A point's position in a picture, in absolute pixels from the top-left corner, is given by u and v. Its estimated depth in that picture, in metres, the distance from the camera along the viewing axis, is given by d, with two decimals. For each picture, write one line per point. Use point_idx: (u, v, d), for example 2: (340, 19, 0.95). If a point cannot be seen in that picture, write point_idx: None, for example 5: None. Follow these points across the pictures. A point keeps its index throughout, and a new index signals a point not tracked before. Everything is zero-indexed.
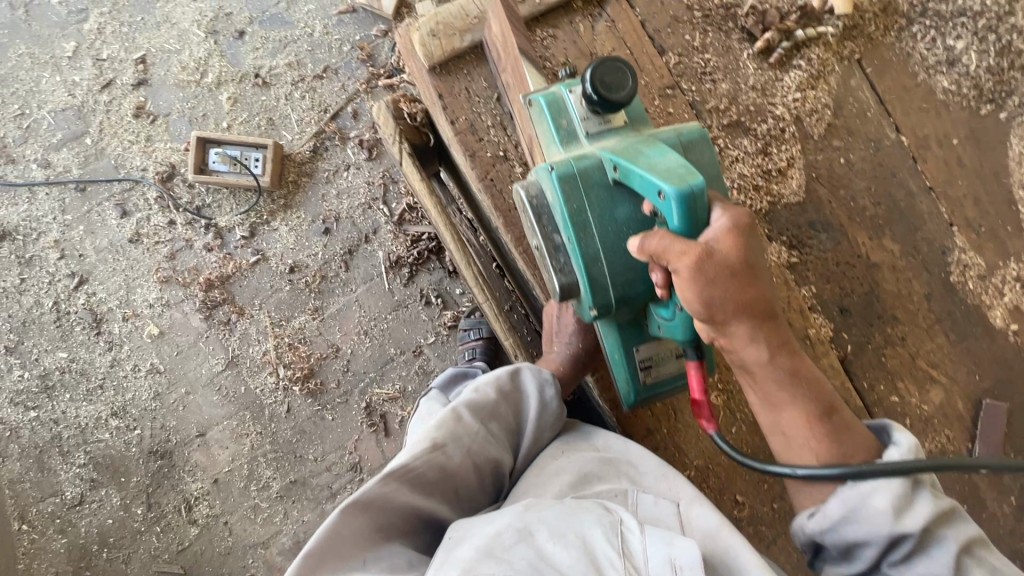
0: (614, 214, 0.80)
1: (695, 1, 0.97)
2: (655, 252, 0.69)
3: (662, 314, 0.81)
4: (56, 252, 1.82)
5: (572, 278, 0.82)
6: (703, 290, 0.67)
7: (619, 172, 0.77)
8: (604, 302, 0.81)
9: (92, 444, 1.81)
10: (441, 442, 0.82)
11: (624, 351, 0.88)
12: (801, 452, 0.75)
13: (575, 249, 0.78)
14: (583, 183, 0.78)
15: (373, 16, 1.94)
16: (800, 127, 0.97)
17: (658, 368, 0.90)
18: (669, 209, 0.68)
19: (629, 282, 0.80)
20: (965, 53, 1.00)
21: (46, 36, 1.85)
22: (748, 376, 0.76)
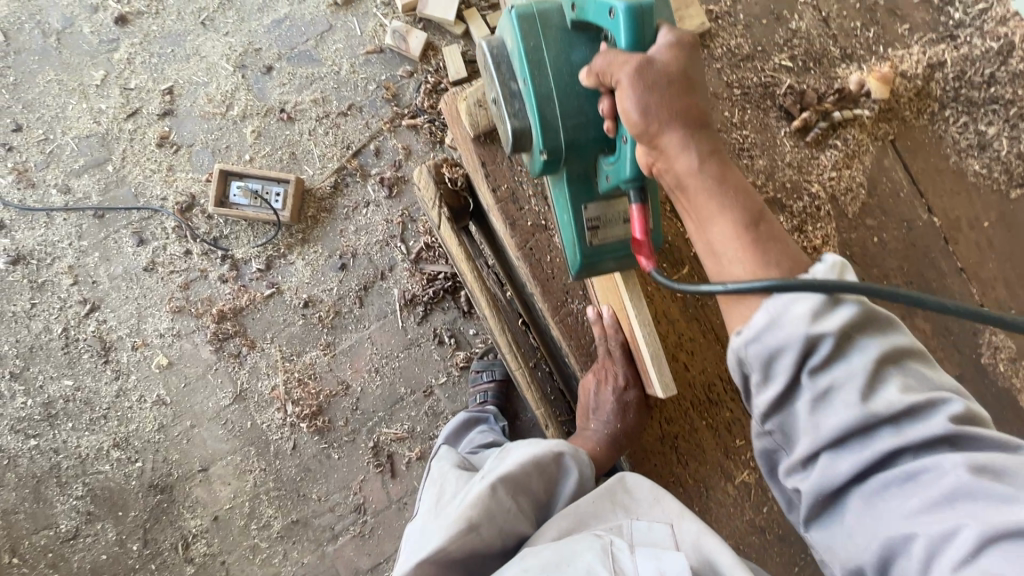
0: (569, 56, 0.80)
1: (735, 78, 0.99)
2: (602, 71, 0.70)
3: (611, 157, 0.79)
4: (70, 278, 1.81)
5: (526, 122, 0.82)
6: (644, 92, 0.66)
7: (576, 11, 0.78)
8: (554, 144, 0.79)
9: (91, 475, 1.76)
10: (476, 523, 0.79)
11: (572, 209, 0.85)
12: (730, 270, 0.68)
13: (528, 86, 0.78)
14: (542, 25, 0.80)
15: (400, 57, 1.96)
16: (835, 206, 0.98)
17: (605, 229, 0.85)
18: (617, 23, 0.70)
19: (580, 128, 0.79)
20: (997, 139, 1.02)
21: (76, 64, 1.87)
22: (681, 193, 0.70)
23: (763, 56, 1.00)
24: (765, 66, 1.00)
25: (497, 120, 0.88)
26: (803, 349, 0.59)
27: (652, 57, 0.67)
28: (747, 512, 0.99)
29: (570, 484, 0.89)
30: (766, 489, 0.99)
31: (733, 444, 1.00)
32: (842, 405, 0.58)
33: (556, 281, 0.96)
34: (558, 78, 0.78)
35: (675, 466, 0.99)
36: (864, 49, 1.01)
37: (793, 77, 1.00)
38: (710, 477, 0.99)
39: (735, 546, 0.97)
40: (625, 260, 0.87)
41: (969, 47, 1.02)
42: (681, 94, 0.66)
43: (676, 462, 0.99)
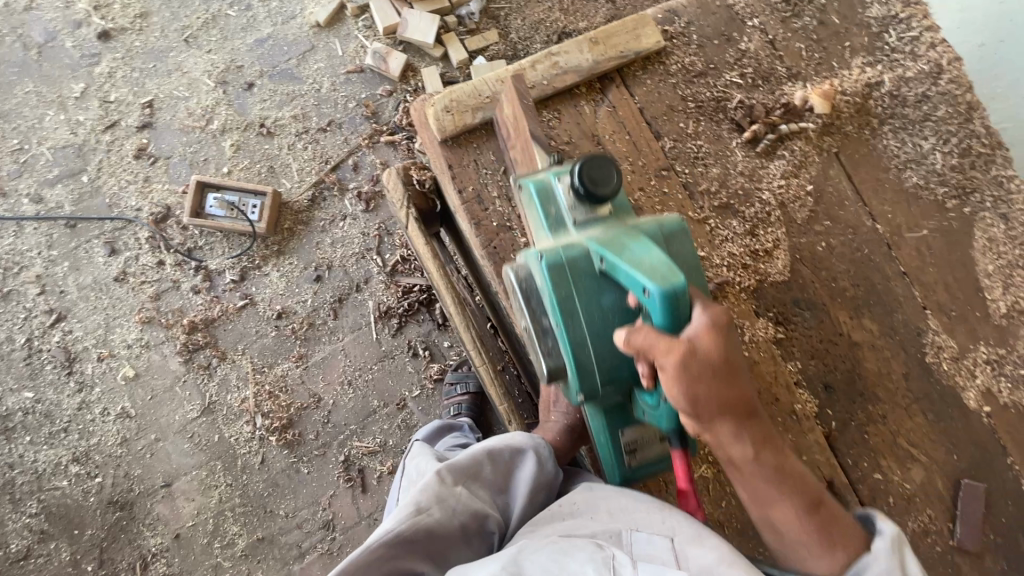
0: (600, 301, 0.80)
1: (689, 93, 1.05)
2: (642, 348, 0.70)
3: (647, 401, 0.82)
4: (37, 288, 1.78)
5: (560, 361, 0.83)
6: (688, 385, 0.67)
7: (605, 264, 0.77)
8: (591, 387, 0.82)
9: (47, 492, 1.70)
10: (425, 505, 0.81)
11: (610, 437, 0.90)
12: (792, 547, 0.71)
13: (562, 334, 0.79)
14: (570, 271, 0.79)
15: (380, 77, 2.02)
16: (786, 212, 1.04)
17: (642, 453, 0.91)
18: (652, 306, 0.69)
19: (615, 365, 0.81)
20: (932, 152, 1.09)
21: (55, 77, 1.89)
22: (733, 471, 0.74)
23: (715, 74, 1.07)
24: (717, 83, 1.06)
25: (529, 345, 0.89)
26: None
27: (694, 344, 0.67)
28: (707, 510, 1.00)
29: (527, 468, 0.90)
30: (726, 487, 1.01)
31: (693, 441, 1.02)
32: None
33: None
34: (591, 327, 0.79)
35: None
36: (809, 69, 1.09)
37: (743, 93, 1.06)
38: (672, 476, 1.01)
39: None
40: (661, 467, 0.93)
41: (903, 69, 1.10)
42: (723, 384, 0.67)
43: None
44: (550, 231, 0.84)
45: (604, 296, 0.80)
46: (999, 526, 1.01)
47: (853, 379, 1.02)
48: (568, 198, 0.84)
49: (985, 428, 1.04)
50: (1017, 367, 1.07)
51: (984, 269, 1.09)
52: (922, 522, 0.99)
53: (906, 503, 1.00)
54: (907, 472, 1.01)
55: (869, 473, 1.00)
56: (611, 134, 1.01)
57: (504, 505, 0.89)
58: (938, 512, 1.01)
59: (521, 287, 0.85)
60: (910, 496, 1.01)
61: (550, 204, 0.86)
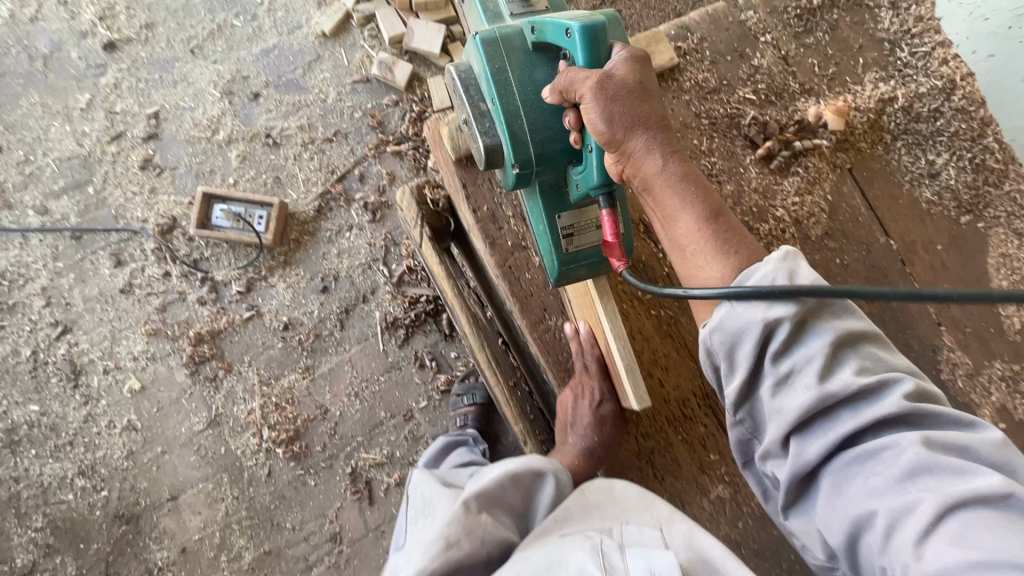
0: (534, 76, 0.87)
1: (703, 110, 1.05)
2: (566, 89, 0.78)
3: (578, 169, 0.85)
4: (42, 300, 1.77)
5: (497, 140, 0.87)
6: (609, 102, 0.74)
7: (536, 33, 0.85)
8: (525, 156, 0.84)
9: (53, 506, 1.69)
10: (454, 539, 0.79)
11: (546, 219, 0.90)
12: (695, 267, 0.75)
13: (496, 104, 0.84)
14: (504, 46, 0.87)
15: (386, 87, 2.02)
16: (800, 229, 1.04)
17: (579, 236, 0.90)
18: (574, 45, 0.78)
19: (550, 138, 0.85)
20: (946, 168, 1.09)
21: (61, 88, 1.89)
22: (646, 193, 0.78)
23: (728, 90, 1.06)
24: (730, 99, 1.06)
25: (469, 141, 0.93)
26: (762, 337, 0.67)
27: (610, 73, 0.75)
28: (722, 528, 0.99)
29: (547, 492, 0.89)
30: (741, 504, 1.00)
31: (708, 459, 1.01)
32: (801, 387, 0.65)
33: (534, 298, 0.98)
34: (525, 96, 0.85)
35: (652, 481, 1.00)
36: (822, 84, 1.09)
37: (756, 109, 1.06)
38: (686, 492, 1.01)
39: None
40: (599, 264, 0.91)
41: (917, 84, 1.10)
42: (642, 104, 0.75)
43: (653, 478, 1.00)
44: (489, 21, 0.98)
45: (540, 66, 0.87)
46: None
47: None
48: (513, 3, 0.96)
49: None
50: None
51: (998, 285, 1.09)
52: None
53: None
54: None
55: None
56: None
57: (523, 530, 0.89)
58: None
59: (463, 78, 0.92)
60: None
61: (491, 4, 1.00)
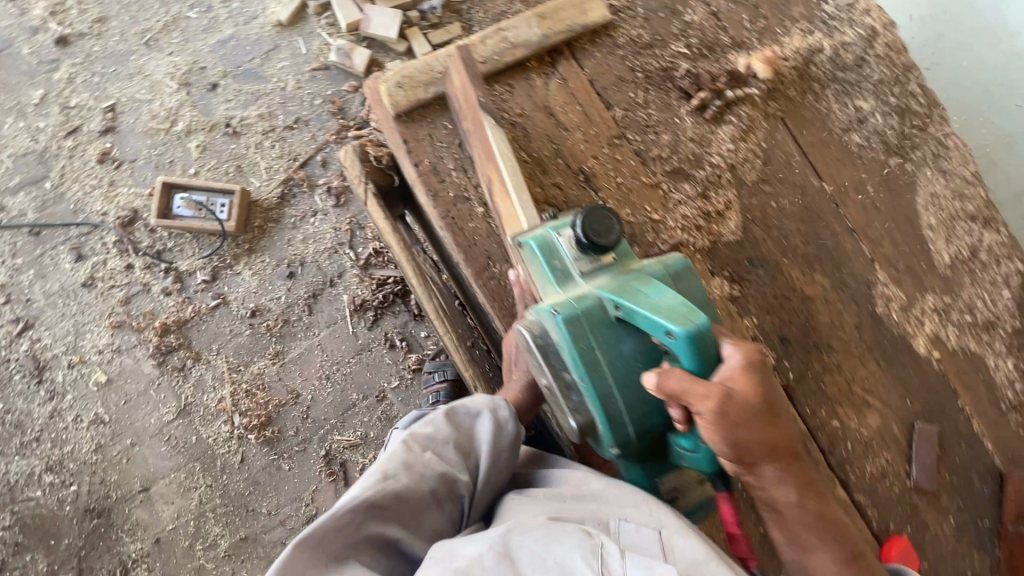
0: (620, 349, 0.83)
1: (637, 64, 1.08)
2: (676, 393, 0.74)
3: (684, 445, 0.85)
4: (2, 297, 1.75)
5: (589, 416, 0.86)
6: (732, 430, 0.72)
7: (621, 311, 0.81)
8: (624, 437, 0.84)
9: (21, 503, 1.67)
10: (392, 472, 0.82)
11: (653, 491, 0.94)
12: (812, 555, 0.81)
13: (589, 388, 0.82)
14: (588, 323, 0.82)
15: (345, 72, 2.03)
16: (736, 174, 1.08)
17: (685, 497, 0.95)
18: (680, 348, 0.74)
19: (647, 416, 0.85)
20: (873, 113, 1.14)
21: (13, 84, 1.87)
22: (757, 489, 0.81)
23: (661, 45, 1.10)
24: (663, 53, 1.10)
25: (556, 408, 0.91)
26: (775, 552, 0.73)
27: (729, 389, 0.73)
28: None
29: (485, 427, 0.91)
30: None
31: None
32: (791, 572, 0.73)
33: (477, 247, 0.97)
34: (617, 375, 0.82)
35: None
36: (752, 37, 1.13)
37: (689, 63, 1.10)
38: None
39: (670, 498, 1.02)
40: None
41: (842, 35, 1.15)
42: (767, 427, 0.75)
43: None
44: (556, 282, 0.86)
45: (627, 341, 0.83)
46: (950, 463, 1.07)
47: (807, 332, 1.06)
48: (574, 253, 0.87)
49: (936, 372, 1.09)
50: (962, 314, 1.12)
51: (927, 222, 1.14)
52: (879, 465, 1.04)
53: (863, 448, 1.05)
54: (864, 418, 1.06)
55: (827, 421, 1.05)
56: (564, 106, 1.04)
57: (472, 469, 0.90)
58: (895, 455, 1.06)
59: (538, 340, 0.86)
60: (867, 441, 1.05)
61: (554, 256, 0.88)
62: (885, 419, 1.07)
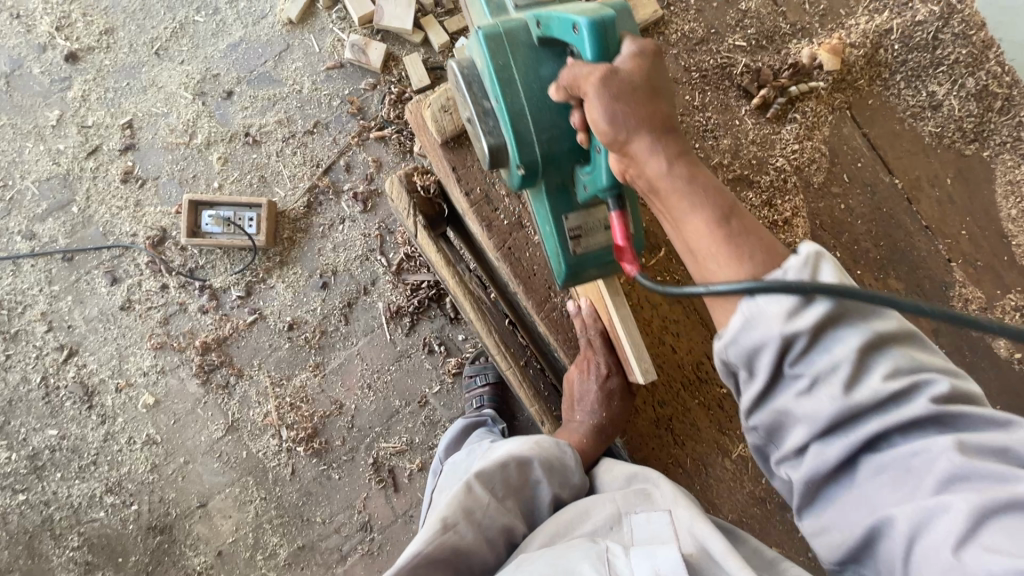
0: (540, 72, 0.81)
1: (692, 63, 1.03)
2: (573, 85, 0.69)
3: (587, 170, 0.80)
4: (44, 325, 1.77)
5: (502, 140, 0.84)
6: (609, 101, 0.64)
7: (542, 27, 0.79)
8: (530, 158, 0.81)
9: (86, 524, 1.71)
10: (451, 521, 0.79)
11: (552, 218, 0.86)
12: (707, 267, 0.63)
13: (501, 105, 0.80)
14: (508, 41, 0.81)
15: (362, 71, 1.95)
16: (801, 177, 1.01)
17: (587, 237, 0.87)
18: (582, 41, 0.70)
19: (555, 139, 0.81)
20: (947, 98, 1.06)
21: (28, 106, 1.84)
22: (654, 198, 0.67)
23: (716, 39, 1.05)
24: (719, 48, 1.04)
25: (474, 136, 0.89)
26: (781, 350, 0.55)
27: (616, 68, 0.67)
28: (747, 485, 1.00)
29: (536, 464, 0.91)
30: None
31: (728, 422, 1.01)
32: (827, 397, 0.53)
33: (537, 277, 0.99)
34: (531, 96, 0.79)
35: (674, 449, 1.00)
36: (813, 23, 1.06)
37: (747, 57, 1.04)
38: (708, 455, 1.00)
39: (740, 520, 0.98)
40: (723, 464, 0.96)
41: (915, 12, 1.06)
42: (641, 100, 0.65)
43: (674, 445, 1.00)
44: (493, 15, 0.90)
45: (551, 65, 0.81)
46: None
47: None
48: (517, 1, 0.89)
49: (1019, 374, 1.03)
50: None
51: (1008, 212, 1.06)
52: None
53: None
54: None
55: None
56: None
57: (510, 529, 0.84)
58: None
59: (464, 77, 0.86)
60: None
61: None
62: None
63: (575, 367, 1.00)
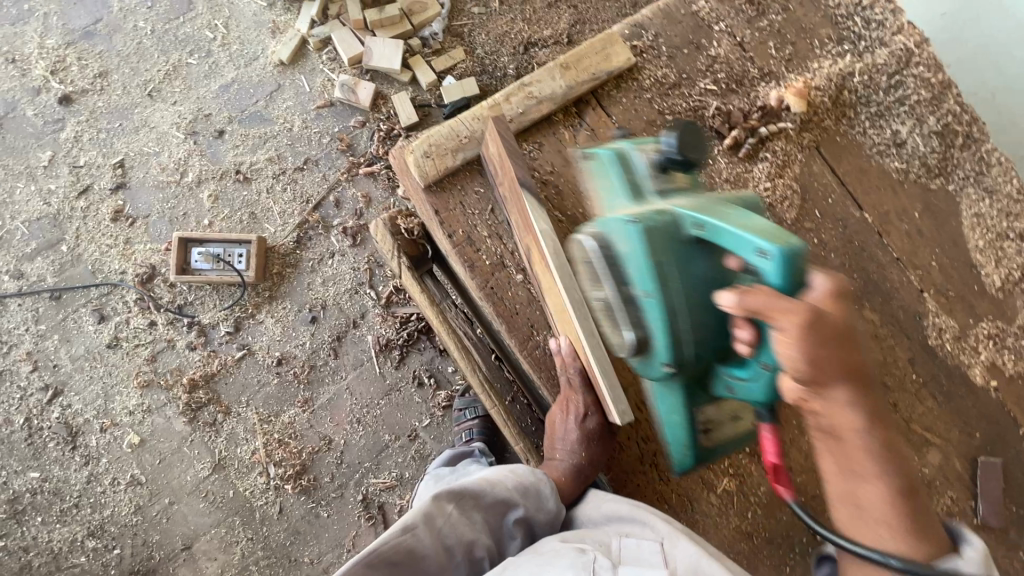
0: (693, 268, 0.78)
1: (666, 106, 1.07)
2: (759, 310, 0.65)
3: (738, 373, 0.78)
4: (29, 365, 1.75)
5: (647, 331, 0.81)
6: (812, 348, 0.62)
7: (701, 229, 0.75)
8: (682, 358, 0.79)
9: (67, 570, 1.67)
10: (412, 524, 0.80)
11: (687, 413, 0.88)
12: (874, 527, 0.70)
13: (656, 301, 0.76)
14: (661, 235, 0.76)
15: (351, 108, 2.00)
16: (774, 214, 1.05)
17: (718, 432, 0.89)
18: (770, 268, 0.66)
19: (706, 340, 0.79)
20: (911, 136, 1.10)
21: (21, 148, 1.86)
22: (828, 440, 0.72)
23: (688, 83, 1.08)
24: (691, 92, 1.08)
25: (609, 317, 0.87)
26: None
27: (815, 307, 0.64)
28: (733, 520, 0.99)
29: (507, 484, 0.92)
30: (749, 495, 1.00)
31: None
32: None
33: (519, 316, 1.00)
34: (687, 295, 0.77)
35: (658, 485, 1.00)
36: (780, 66, 1.11)
37: (718, 99, 1.08)
38: (693, 490, 1.00)
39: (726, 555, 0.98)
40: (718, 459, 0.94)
41: (875, 56, 1.12)
42: (841, 351, 0.64)
43: (658, 480, 1.00)
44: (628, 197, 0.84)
45: (699, 262, 0.77)
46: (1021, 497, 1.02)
47: None
48: (651, 178, 0.84)
49: (995, 402, 1.05)
50: (1018, 338, 1.07)
51: (976, 244, 1.10)
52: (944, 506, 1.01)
53: (926, 487, 1.02)
54: (923, 457, 1.02)
55: None
56: None
57: (473, 542, 0.84)
58: (959, 494, 1.02)
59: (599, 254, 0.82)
60: (929, 481, 1.02)
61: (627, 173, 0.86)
62: (946, 454, 1.03)
63: (556, 406, 1.02)
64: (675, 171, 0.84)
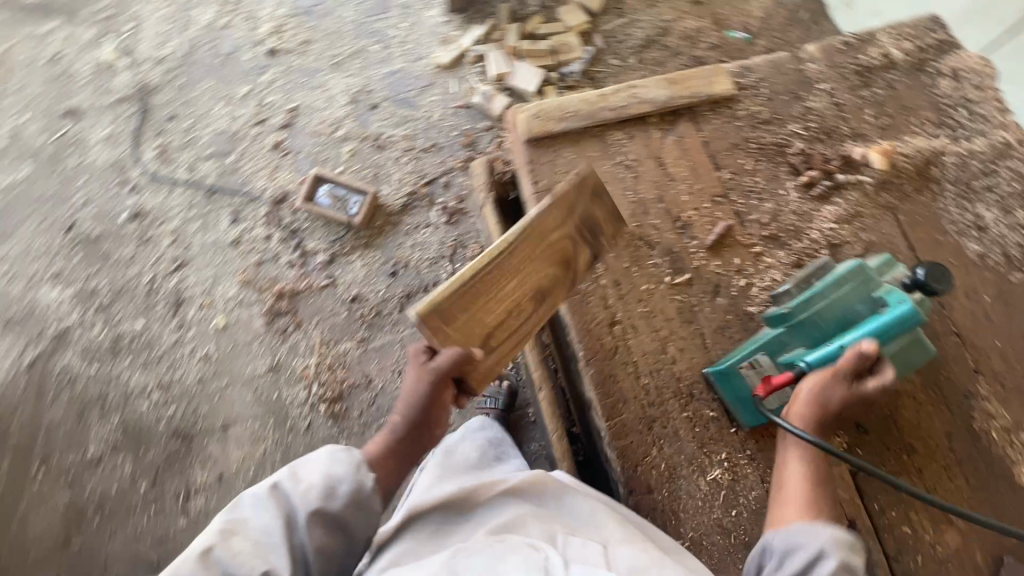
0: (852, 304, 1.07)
1: (753, 136, 1.29)
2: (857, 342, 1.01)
3: (803, 355, 1.09)
4: (170, 238, 2.13)
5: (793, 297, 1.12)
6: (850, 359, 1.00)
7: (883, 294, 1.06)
8: (795, 313, 1.08)
9: (130, 409, 1.94)
10: (269, 490, 1.02)
11: (756, 343, 1.12)
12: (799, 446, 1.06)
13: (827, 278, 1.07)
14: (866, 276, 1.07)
15: (484, 114, 2.31)
16: (834, 251, 1.20)
17: (756, 373, 1.11)
18: (889, 314, 1.03)
19: (813, 333, 1.09)
20: (992, 223, 1.20)
21: (229, 79, 2.35)
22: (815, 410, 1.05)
23: (780, 123, 1.30)
24: (780, 130, 1.29)
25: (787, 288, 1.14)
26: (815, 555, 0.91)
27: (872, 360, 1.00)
28: (715, 512, 1.12)
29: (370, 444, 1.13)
30: (738, 494, 1.13)
31: (708, 438, 1.15)
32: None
33: None
34: (837, 299, 1.06)
35: (650, 447, 1.14)
36: (869, 130, 1.28)
37: (804, 143, 1.27)
38: (683, 465, 1.14)
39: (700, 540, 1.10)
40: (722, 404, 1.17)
41: (970, 143, 1.26)
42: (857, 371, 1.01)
43: (651, 443, 1.15)
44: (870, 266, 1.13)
45: (855, 300, 1.06)
46: None
47: (887, 419, 1.10)
48: (897, 281, 1.08)
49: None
50: None
51: None
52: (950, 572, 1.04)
53: (913, 541, 1.10)
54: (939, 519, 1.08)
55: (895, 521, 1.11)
56: (676, 159, 1.27)
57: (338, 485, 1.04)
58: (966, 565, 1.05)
59: (822, 262, 1.13)
60: (924, 539, 1.10)
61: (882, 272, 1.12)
62: None
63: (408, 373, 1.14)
64: (915, 291, 1.06)
